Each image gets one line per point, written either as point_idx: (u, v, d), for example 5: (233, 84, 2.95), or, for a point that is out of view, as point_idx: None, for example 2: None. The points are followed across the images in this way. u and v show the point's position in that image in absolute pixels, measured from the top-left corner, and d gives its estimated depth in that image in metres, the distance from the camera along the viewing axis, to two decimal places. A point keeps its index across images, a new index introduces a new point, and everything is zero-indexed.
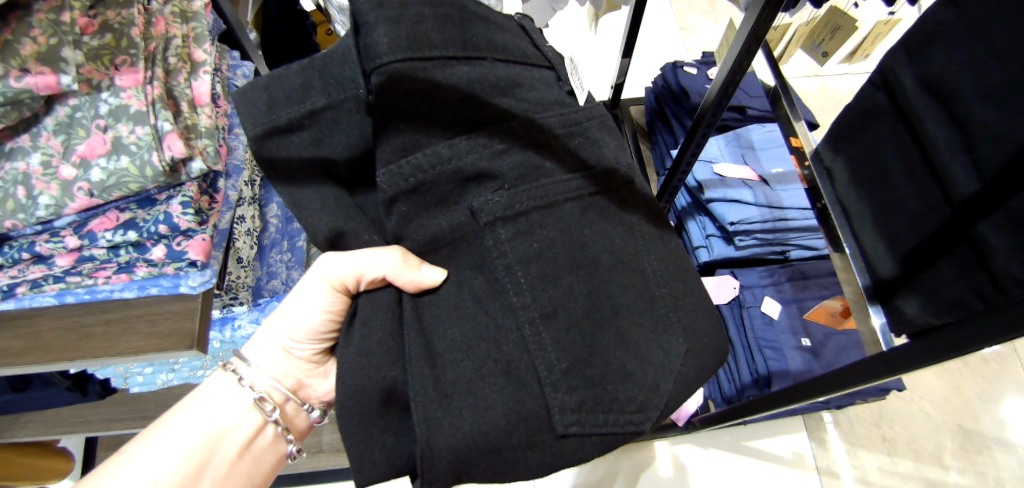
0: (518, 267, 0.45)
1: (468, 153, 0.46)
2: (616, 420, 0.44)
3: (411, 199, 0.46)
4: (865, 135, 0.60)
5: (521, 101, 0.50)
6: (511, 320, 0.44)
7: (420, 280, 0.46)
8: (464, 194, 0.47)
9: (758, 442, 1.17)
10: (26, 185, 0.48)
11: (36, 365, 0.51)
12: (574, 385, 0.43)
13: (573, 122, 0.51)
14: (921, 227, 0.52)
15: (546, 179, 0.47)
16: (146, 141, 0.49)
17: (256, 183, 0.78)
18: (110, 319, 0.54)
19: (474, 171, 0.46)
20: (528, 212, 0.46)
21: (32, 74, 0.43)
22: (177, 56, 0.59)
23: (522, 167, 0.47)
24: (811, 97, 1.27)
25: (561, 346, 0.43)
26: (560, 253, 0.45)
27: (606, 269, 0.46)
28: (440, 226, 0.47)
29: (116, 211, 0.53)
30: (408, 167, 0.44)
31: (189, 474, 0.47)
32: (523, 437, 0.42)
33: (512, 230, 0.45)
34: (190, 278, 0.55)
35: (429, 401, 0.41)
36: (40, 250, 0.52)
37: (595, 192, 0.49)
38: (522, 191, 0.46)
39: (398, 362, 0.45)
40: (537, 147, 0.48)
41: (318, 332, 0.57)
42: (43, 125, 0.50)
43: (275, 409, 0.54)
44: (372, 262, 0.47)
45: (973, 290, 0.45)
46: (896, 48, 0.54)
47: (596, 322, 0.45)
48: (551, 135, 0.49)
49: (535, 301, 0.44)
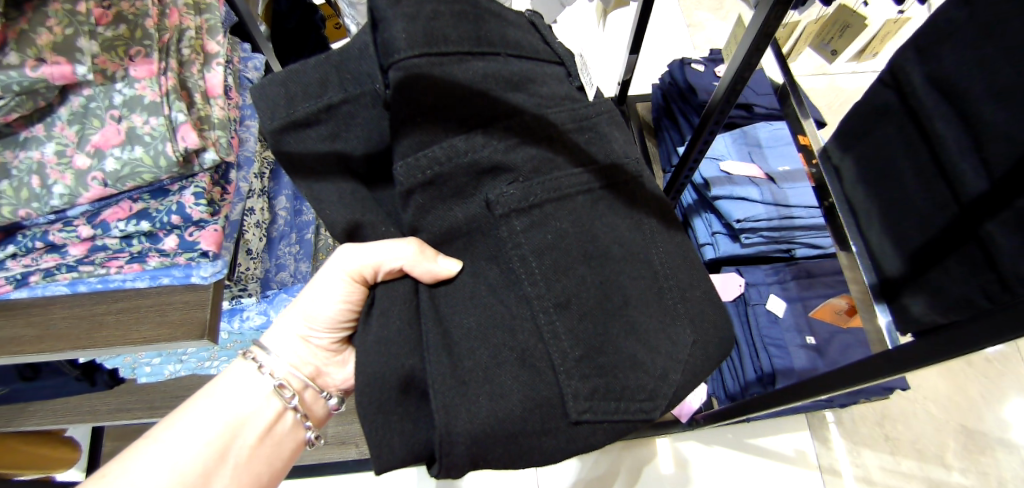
0: (532, 258, 0.45)
1: (483, 146, 0.46)
2: (627, 407, 0.44)
3: (427, 191, 0.46)
4: (876, 132, 0.60)
5: (534, 96, 0.50)
6: (524, 309, 0.45)
7: (436, 271, 0.47)
8: (479, 186, 0.47)
9: (761, 440, 1.17)
10: (40, 174, 0.49)
11: (46, 353, 0.52)
12: (586, 373, 0.43)
13: (582, 117, 0.51)
14: (928, 226, 0.52)
15: (559, 172, 0.47)
16: (160, 132, 0.49)
17: (264, 174, 0.79)
18: (123, 309, 0.55)
19: (489, 164, 0.46)
20: (542, 204, 0.46)
21: (48, 64, 0.43)
22: (190, 47, 0.59)
23: (537, 160, 0.47)
24: (818, 95, 1.26)
25: (574, 334, 0.44)
26: (574, 245, 0.46)
27: (616, 261, 0.46)
28: (455, 219, 0.48)
29: (129, 201, 0.54)
30: (425, 160, 0.45)
31: (212, 458, 0.48)
32: (537, 423, 0.42)
33: (525, 222, 0.46)
34: (202, 268, 0.55)
35: (446, 386, 0.41)
36: (53, 240, 0.52)
37: (603, 186, 0.49)
38: (536, 183, 0.46)
39: (414, 350, 0.45)
40: (551, 142, 0.48)
41: (336, 321, 0.58)
42: (58, 115, 0.50)
43: (294, 396, 0.54)
44: (390, 254, 0.48)
45: (981, 289, 0.45)
46: (908, 46, 0.54)
47: (609, 312, 0.45)
48: (562, 129, 0.49)
49: (549, 291, 0.44)
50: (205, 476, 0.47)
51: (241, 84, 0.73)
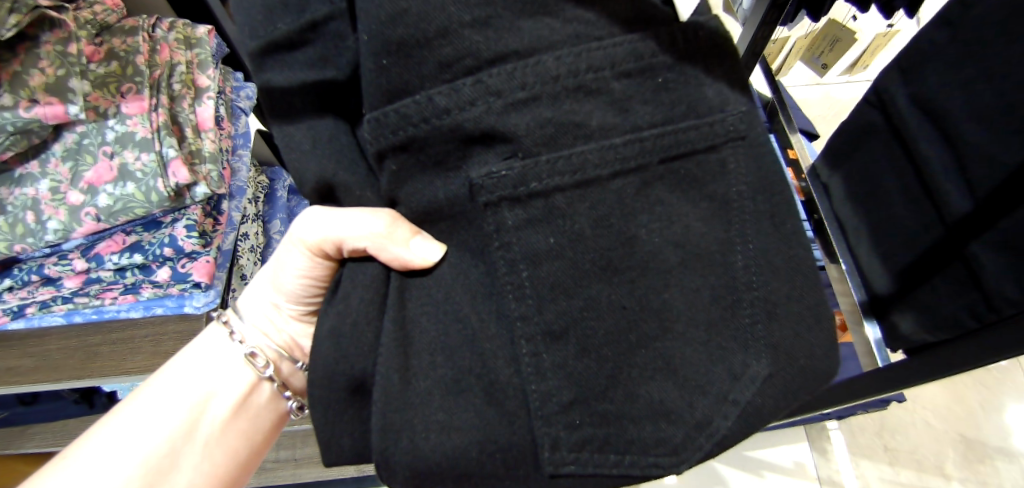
0: (524, 267, 0.34)
1: (473, 103, 0.31)
2: (635, 462, 0.38)
3: (400, 158, 0.34)
4: (863, 151, 0.63)
5: (571, 23, 0.32)
6: (505, 332, 0.37)
7: (407, 260, 0.38)
8: (466, 156, 0.34)
9: (762, 453, 1.15)
10: (35, 210, 0.51)
11: (41, 383, 0.55)
12: (576, 423, 0.37)
13: (645, 55, 0.33)
14: (914, 245, 0.56)
15: (585, 147, 0.32)
16: (151, 168, 0.52)
17: (258, 200, 0.84)
18: (116, 341, 0.58)
19: (480, 130, 0.32)
20: (548, 194, 0.33)
21: (41, 105, 0.46)
22: (181, 82, 0.60)
23: (553, 124, 0.32)
24: (812, 106, 1.27)
25: (566, 372, 0.36)
26: (584, 257, 0.34)
27: (660, 271, 0.36)
28: (434, 197, 0.36)
29: (122, 234, 0.57)
30: (393, 119, 0.32)
31: (182, 431, 0.48)
32: (499, 465, 0.37)
33: (521, 216, 0.34)
34: (194, 298, 0.60)
35: (391, 410, 0.38)
36: (49, 272, 0.55)
37: (664, 158, 0.34)
38: (545, 163, 0.32)
39: (371, 355, 0.40)
40: (585, 95, 0.32)
41: (302, 294, 0.54)
42: (52, 151, 0.52)
43: (265, 367, 0.53)
44: (360, 229, 0.40)
45: (966, 307, 0.47)
46: (892, 67, 0.57)
47: (630, 345, 0.36)
48: (605, 76, 0.32)
49: (539, 314, 0.35)
50: (176, 446, 0.48)
51: (235, 114, 0.72)
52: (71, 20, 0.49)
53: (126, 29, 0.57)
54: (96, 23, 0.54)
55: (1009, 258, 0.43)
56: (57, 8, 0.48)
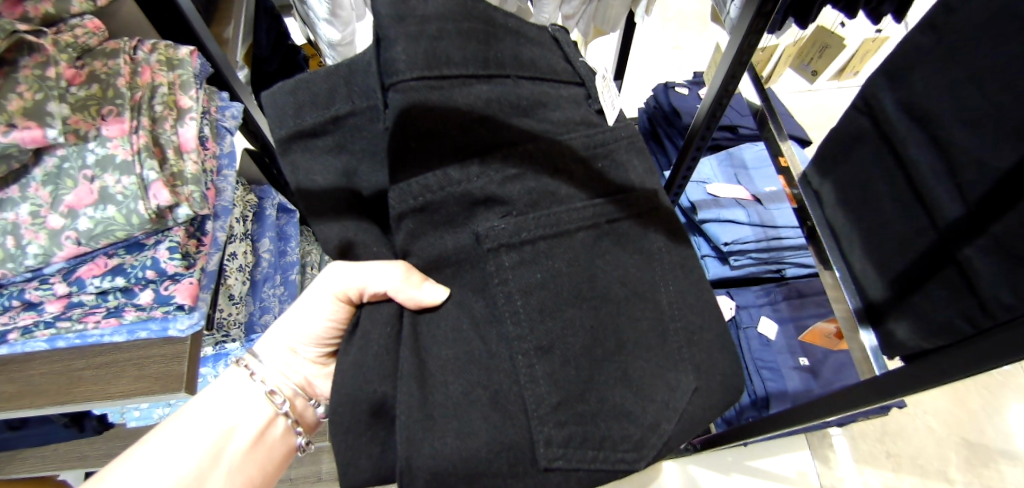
0: (518, 296, 0.43)
1: (478, 177, 0.46)
2: (607, 457, 0.42)
3: (418, 217, 0.45)
4: (856, 155, 0.63)
5: (542, 122, 0.49)
6: (505, 349, 0.43)
7: (421, 298, 0.45)
8: (470, 217, 0.46)
9: (766, 463, 1.15)
10: (14, 235, 0.48)
11: (24, 409, 0.52)
12: (563, 420, 0.42)
13: (597, 145, 0.50)
14: (908, 251, 0.55)
15: (558, 207, 0.46)
16: (132, 191, 0.50)
17: (247, 218, 0.83)
18: (102, 363, 0.55)
19: (483, 195, 0.45)
20: (535, 241, 0.45)
21: (18, 129, 0.44)
22: (163, 104, 0.59)
23: (534, 193, 0.46)
24: (804, 113, 1.29)
25: (554, 379, 0.42)
26: (565, 286, 0.44)
27: (614, 301, 0.45)
28: (445, 247, 0.46)
29: (104, 256, 0.55)
30: (417, 187, 0.44)
31: (205, 462, 0.49)
32: (504, 465, 0.41)
33: (515, 258, 0.44)
34: (178, 320, 0.56)
35: (413, 420, 0.40)
36: (31, 297, 0.53)
37: (612, 220, 0.47)
38: (531, 218, 0.45)
39: (388, 378, 0.44)
40: (557, 174, 0.48)
41: (323, 337, 0.60)
42: (31, 175, 0.50)
43: (286, 402, 0.55)
44: (380, 277, 0.47)
45: (962, 313, 0.47)
46: (880, 73, 0.58)
47: (600, 356, 0.44)
48: (568, 158, 0.48)
49: (531, 332, 0.43)
50: (198, 478, 0.48)
51: (219, 134, 0.72)
52: (50, 43, 0.49)
53: (107, 51, 0.56)
54: (78, 47, 0.53)
55: (1003, 264, 0.43)
56: (36, 32, 0.48)
